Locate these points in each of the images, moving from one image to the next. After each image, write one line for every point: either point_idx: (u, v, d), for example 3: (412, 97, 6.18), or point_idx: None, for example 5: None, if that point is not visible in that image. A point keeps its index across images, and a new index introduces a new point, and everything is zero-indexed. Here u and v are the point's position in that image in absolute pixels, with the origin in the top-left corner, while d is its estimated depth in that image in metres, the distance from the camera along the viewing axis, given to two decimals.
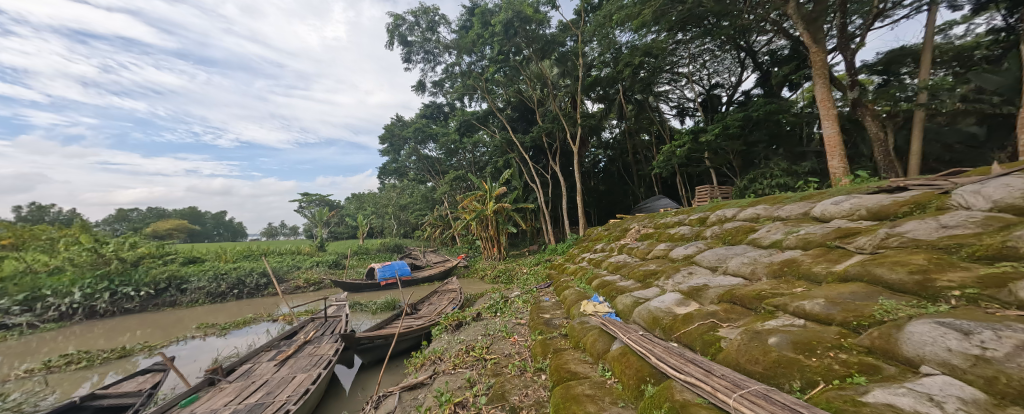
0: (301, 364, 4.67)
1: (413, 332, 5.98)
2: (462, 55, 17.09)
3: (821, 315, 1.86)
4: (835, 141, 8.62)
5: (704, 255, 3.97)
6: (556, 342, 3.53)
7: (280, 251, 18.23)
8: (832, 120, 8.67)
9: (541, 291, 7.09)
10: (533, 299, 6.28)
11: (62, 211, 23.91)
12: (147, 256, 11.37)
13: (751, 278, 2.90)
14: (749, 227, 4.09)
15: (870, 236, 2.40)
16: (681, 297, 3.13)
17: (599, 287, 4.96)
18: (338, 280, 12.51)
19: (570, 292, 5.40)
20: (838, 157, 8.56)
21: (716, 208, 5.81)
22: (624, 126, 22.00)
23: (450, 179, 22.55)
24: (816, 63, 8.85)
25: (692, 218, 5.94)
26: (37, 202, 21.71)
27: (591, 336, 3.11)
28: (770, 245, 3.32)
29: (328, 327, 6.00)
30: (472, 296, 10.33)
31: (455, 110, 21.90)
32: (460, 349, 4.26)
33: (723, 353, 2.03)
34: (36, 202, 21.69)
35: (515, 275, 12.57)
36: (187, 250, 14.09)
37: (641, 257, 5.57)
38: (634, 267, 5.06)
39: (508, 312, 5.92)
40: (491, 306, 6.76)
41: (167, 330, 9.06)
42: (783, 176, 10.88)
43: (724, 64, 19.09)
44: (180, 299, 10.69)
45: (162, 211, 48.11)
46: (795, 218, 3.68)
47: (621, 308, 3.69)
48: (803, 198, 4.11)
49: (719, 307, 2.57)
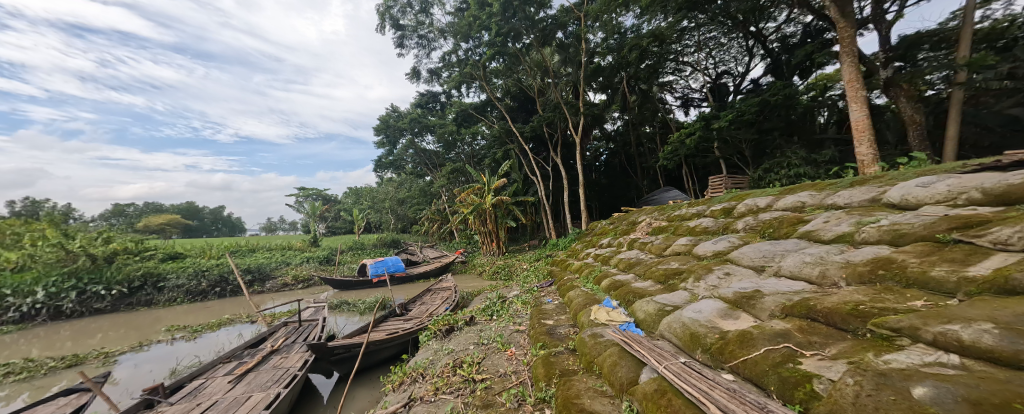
0: (260, 380, 3.99)
1: (397, 339, 5.31)
2: (459, 42, 16.25)
3: (1002, 353, 1.14)
4: (863, 126, 7.87)
5: (742, 251, 3.26)
6: (562, 361, 2.84)
7: (270, 246, 17.53)
8: (860, 102, 7.92)
9: (542, 291, 6.39)
10: (534, 300, 5.61)
11: (57, 206, 23.53)
12: (121, 252, 10.67)
13: (823, 284, 2.20)
14: (796, 217, 3.38)
15: (1015, 226, 1.66)
16: (726, 306, 2.42)
17: (610, 289, 4.27)
18: (327, 277, 11.84)
19: (575, 293, 4.73)
20: (867, 142, 7.82)
21: (741, 197, 5.11)
22: (626, 117, 21.24)
23: (447, 172, 21.81)
24: (844, 40, 8.09)
25: (713, 210, 5.23)
26: (29, 197, 21.28)
27: (609, 358, 2.41)
28: (834, 239, 2.62)
29: (302, 333, 5.29)
30: (468, 294, 9.66)
31: (453, 99, 21.07)
32: (445, 365, 3.59)
33: (828, 406, 1.32)
34: (27, 197, 21.26)
35: (515, 271, 11.92)
36: (170, 246, 13.39)
37: (657, 253, 4.87)
38: (651, 265, 4.36)
39: (505, 316, 5.26)
40: (487, 308, 6.06)
41: (138, 332, 8.41)
42: (802, 165, 10.14)
43: (731, 52, 18.31)
44: (157, 298, 10.05)
45: (159, 206, 47.44)
46: (860, 207, 2.96)
47: (642, 318, 3.00)
48: (861, 182, 3.38)
49: (791, 325, 1.87)
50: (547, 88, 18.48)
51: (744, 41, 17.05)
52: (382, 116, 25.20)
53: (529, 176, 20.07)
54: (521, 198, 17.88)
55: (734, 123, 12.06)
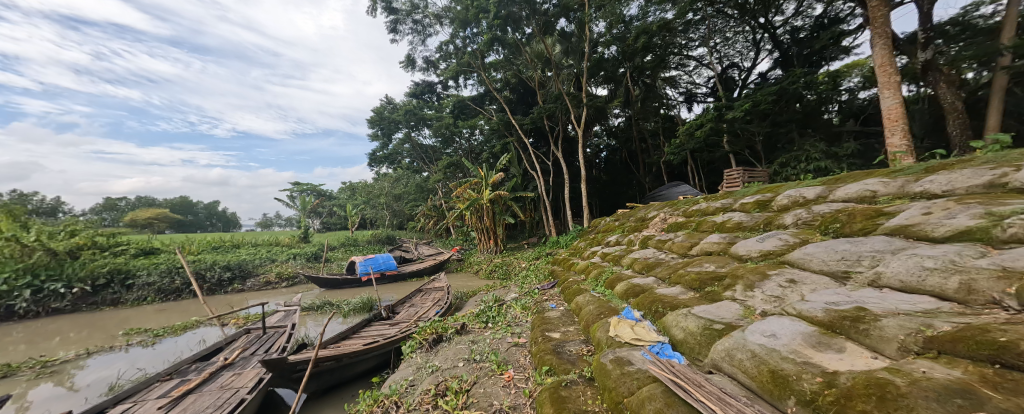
0: (199, 406, 3.24)
1: (376, 350, 4.60)
2: (457, 29, 15.47)
3: None
4: (897, 114, 7.17)
5: (805, 251, 2.55)
6: (577, 397, 2.14)
7: (256, 242, 16.72)
8: (893, 88, 7.22)
9: (544, 295, 5.69)
10: (536, 305, 4.91)
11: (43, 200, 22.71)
12: (86, 247, 9.85)
13: (971, 302, 1.49)
14: (871, 209, 2.66)
15: None
16: (815, 330, 1.70)
17: (627, 296, 3.58)
18: (313, 275, 11.09)
19: (585, 300, 4.03)
20: (901, 131, 7.11)
21: (776, 189, 4.42)
22: (628, 113, 20.59)
23: (443, 166, 20.99)
24: (875, 20, 7.41)
25: (743, 203, 4.50)
26: (13, 190, 20.54)
27: (650, 404, 1.70)
28: (952, 237, 1.91)
29: (264, 343, 4.53)
30: (462, 295, 8.92)
31: (449, 91, 20.24)
32: (425, 393, 2.87)
33: None
34: (12, 190, 20.53)
35: (513, 271, 11.19)
36: (146, 241, 12.59)
37: (680, 252, 4.16)
38: (677, 266, 3.66)
39: (502, 324, 4.55)
40: (483, 313, 5.33)
41: (96, 334, 7.66)
42: (822, 159, 9.46)
43: (736, 47, 17.57)
44: (124, 297, 9.27)
45: (151, 200, 46.26)
46: (968, 195, 2.25)
47: (681, 339, 2.29)
48: (950, 164, 2.68)
49: (970, 373, 1.14)
50: (548, 80, 17.72)
51: (751, 34, 16.34)
52: (376, 107, 24.30)
53: (528, 171, 19.31)
54: (520, 194, 17.11)
55: (749, 113, 11.29)
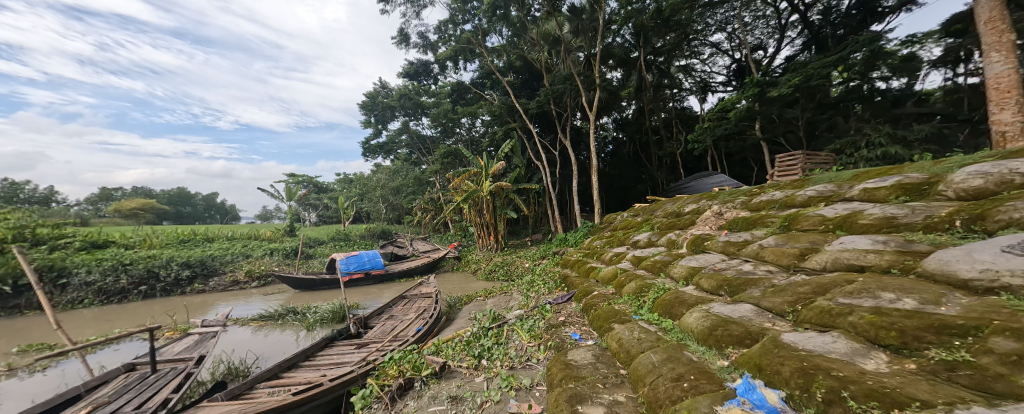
0: None
1: (317, 398, 3.15)
2: (456, 3, 13.82)
3: None
4: (1012, 82, 4.45)
5: None
6: None
7: (233, 236, 15.18)
8: (1007, 49, 4.50)
9: (558, 312, 4.19)
10: (551, 335, 3.39)
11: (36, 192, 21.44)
12: (13, 242, 8.39)
13: None
14: None
15: None
16: None
17: (722, 345, 2.05)
18: (282, 275, 9.68)
19: (636, 341, 2.51)
20: (1018, 104, 4.43)
21: (918, 167, 2.89)
22: (638, 104, 18.90)
23: (440, 156, 19.35)
24: None
25: (866, 188, 2.97)
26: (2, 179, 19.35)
27: None
28: None
29: (143, 393, 3.11)
30: (454, 304, 7.44)
31: (448, 75, 18.60)
32: None
33: None
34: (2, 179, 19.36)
35: (516, 273, 9.65)
36: (101, 232, 11.18)
37: (785, 266, 2.62)
38: (806, 291, 2.12)
39: (501, 367, 3.03)
40: (474, 339, 3.82)
41: (5, 343, 6.31)
42: (889, 144, 7.86)
43: (757, 32, 15.81)
44: (55, 299, 7.88)
45: (147, 191, 44.88)
46: None
47: None
48: None
49: None
50: (555, 63, 16.05)
51: (776, 18, 14.59)
52: (369, 92, 22.64)
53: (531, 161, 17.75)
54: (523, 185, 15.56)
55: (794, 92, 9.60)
